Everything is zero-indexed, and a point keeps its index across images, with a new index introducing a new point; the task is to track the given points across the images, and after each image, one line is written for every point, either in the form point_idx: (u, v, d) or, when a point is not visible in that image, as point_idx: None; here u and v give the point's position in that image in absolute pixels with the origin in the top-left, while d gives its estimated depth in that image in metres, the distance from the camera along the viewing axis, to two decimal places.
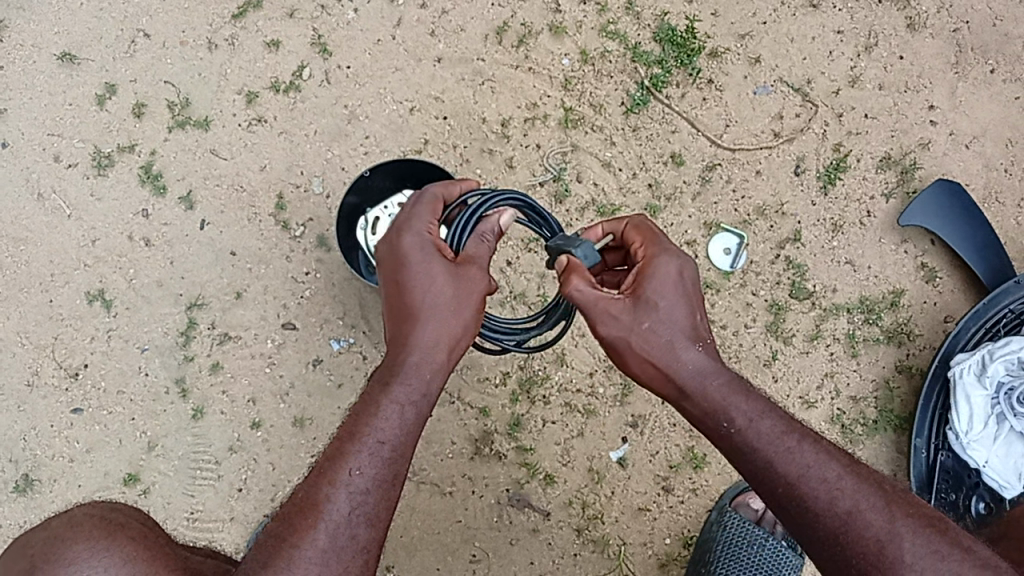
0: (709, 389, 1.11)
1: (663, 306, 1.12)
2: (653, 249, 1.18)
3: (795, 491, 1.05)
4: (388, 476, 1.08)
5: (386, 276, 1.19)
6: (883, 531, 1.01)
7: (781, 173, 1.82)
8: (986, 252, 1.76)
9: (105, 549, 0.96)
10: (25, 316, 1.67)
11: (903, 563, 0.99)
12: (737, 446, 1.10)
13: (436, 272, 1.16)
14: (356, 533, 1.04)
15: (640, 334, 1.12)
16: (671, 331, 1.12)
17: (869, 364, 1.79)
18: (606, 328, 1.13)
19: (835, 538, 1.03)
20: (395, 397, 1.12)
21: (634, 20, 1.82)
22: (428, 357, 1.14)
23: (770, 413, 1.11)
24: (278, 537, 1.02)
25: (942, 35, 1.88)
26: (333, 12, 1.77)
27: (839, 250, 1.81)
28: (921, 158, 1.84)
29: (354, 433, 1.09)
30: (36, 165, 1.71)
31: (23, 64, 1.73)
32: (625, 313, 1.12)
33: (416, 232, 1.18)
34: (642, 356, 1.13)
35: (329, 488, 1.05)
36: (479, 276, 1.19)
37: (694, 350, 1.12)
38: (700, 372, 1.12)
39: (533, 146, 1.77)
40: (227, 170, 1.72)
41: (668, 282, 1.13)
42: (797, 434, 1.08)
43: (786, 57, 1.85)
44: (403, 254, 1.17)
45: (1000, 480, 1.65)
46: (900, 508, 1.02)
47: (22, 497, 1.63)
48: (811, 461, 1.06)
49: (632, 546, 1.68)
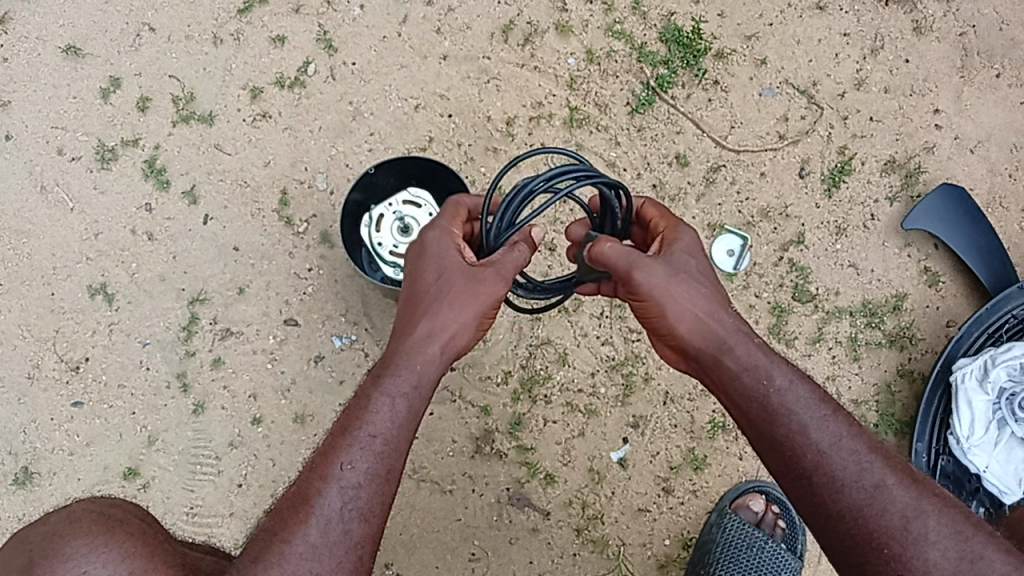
0: (745, 337, 1.15)
1: (696, 262, 1.21)
2: (671, 223, 1.29)
3: (823, 461, 1.05)
4: (381, 470, 1.07)
5: (408, 267, 1.25)
6: (910, 507, 1.00)
7: (785, 176, 1.81)
8: (989, 257, 1.75)
9: (103, 545, 0.95)
10: (27, 308, 1.68)
11: (927, 540, 0.98)
12: (773, 406, 1.09)
13: (451, 263, 1.20)
14: (348, 528, 1.03)
15: (675, 283, 1.16)
16: (706, 285, 1.18)
17: (871, 368, 1.78)
18: (645, 275, 1.16)
19: (860, 510, 1.01)
20: (386, 390, 1.12)
21: (641, 19, 1.81)
22: (423, 345, 1.16)
23: (804, 382, 1.12)
24: (269, 532, 1.01)
25: (948, 40, 1.88)
26: (339, 8, 1.77)
27: (842, 253, 1.81)
28: (926, 162, 1.84)
29: (346, 429, 1.09)
30: (39, 157, 1.71)
31: (28, 57, 1.73)
32: (660, 263, 1.18)
33: (438, 229, 1.25)
34: (683, 301, 1.15)
35: (321, 483, 1.04)
36: (495, 276, 1.19)
37: (728, 306, 1.18)
38: (733, 324, 1.16)
39: (538, 145, 1.77)
40: (231, 165, 1.72)
41: (693, 246, 1.23)
42: (830, 406, 1.10)
43: (793, 59, 1.85)
44: (425, 248, 1.24)
45: (1000, 485, 1.66)
46: (924, 488, 1.03)
47: (22, 489, 1.64)
48: (843, 432, 1.07)
49: (630, 547, 1.68)
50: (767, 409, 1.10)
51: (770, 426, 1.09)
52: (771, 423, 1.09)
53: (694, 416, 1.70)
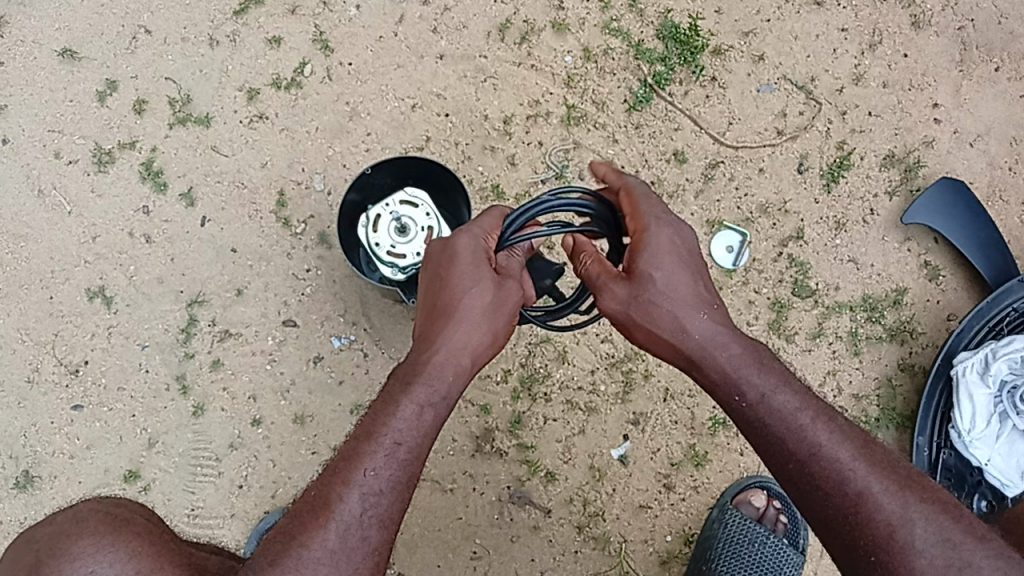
0: (716, 355, 1.13)
1: (660, 272, 1.14)
2: (642, 215, 1.19)
3: (807, 469, 1.05)
4: (404, 478, 1.07)
5: (432, 268, 1.22)
6: (895, 515, 0.99)
7: (784, 171, 1.81)
8: (989, 251, 1.75)
9: (110, 544, 0.95)
10: (26, 312, 1.67)
11: (912, 549, 0.97)
12: (748, 418, 1.10)
13: (481, 273, 1.18)
14: (367, 534, 1.04)
15: (637, 308, 1.15)
16: (673, 303, 1.14)
17: (872, 362, 1.78)
18: (608, 302, 1.17)
19: (843, 517, 1.02)
20: (416, 398, 1.12)
21: (637, 17, 1.81)
22: (452, 358, 1.15)
23: (785, 389, 1.10)
24: (289, 534, 1.03)
25: (946, 33, 1.87)
26: (335, 9, 1.77)
27: (841, 248, 1.80)
28: (925, 156, 1.84)
29: (370, 434, 1.09)
30: (37, 162, 1.71)
31: (24, 61, 1.73)
32: (623, 289, 1.16)
33: (471, 235, 1.20)
34: (646, 327, 1.15)
35: (343, 488, 1.05)
36: (517, 286, 1.20)
37: (701, 317, 1.14)
38: (708, 340, 1.13)
39: (536, 143, 1.76)
40: (228, 167, 1.72)
41: (664, 251, 1.15)
42: (810, 412, 1.08)
43: (790, 55, 1.84)
44: (454, 252, 1.20)
45: (1003, 478, 1.64)
46: (913, 492, 1.01)
47: (22, 493, 1.63)
48: (824, 441, 1.05)
49: (632, 543, 1.67)
50: (747, 421, 1.10)
51: (753, 436, 1.10)
52: (754, 432, 1.10)
53: (695, 413, 1.70)
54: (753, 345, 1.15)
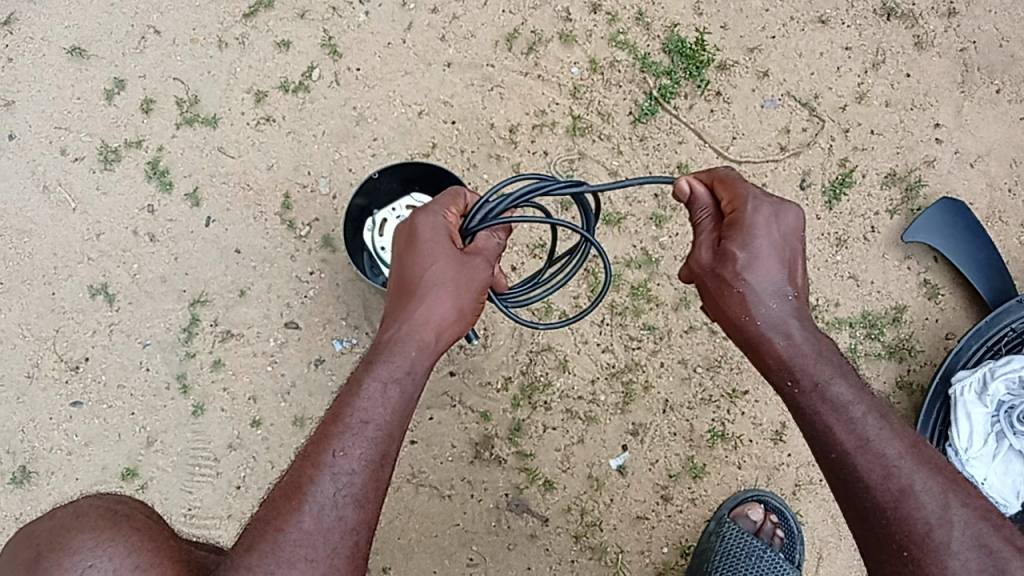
0: (769, 332, 1.15)
1: (749, 253, 1.16)
2: (743, 211, 1.18)
3: (848, 460, 1.07)
4: (376, 457, 1.09)
5: (397, 253, 1.26)
6: (935, 515, 1.02)
7: (786, 187, 1.82)
8: (988, 271, 1.76)
9: (109, 538, 0.95)
10: (27, 307, 1.67)
11: (949, 550, 1.00)
12: (800, 405, 1.12)
13: (442, 251, 1.22)
14: (343, 515, 1.04)
15: (707, 281, 1.21)
16: (750, 288, 1.16)
17: (870, 379, 1.79)
18: (692, 261, 1.24)
19: (883, 510, 1.04)
20: (378, 376, 1.15)
21: (644, 30, 1.82)
22: (415, 335, 1.19)
23: (842, 380, 1.12)
24: (262, 521, 1.04)
25: (949, 54, 1.89)
26: (345, 14, 1.78)
27: (842, 265, 1.81)
28: (926, 175, 1.85)
29: (338, 415, 1.11)
30: (43, 157, 1.72)
31: (33, 57, 1.74)
32: (705, 257, 1.22)
33: (431, 214, 1.25)
34: (711, 298, 1.21)
35: (314, 470, 1.06)
36: (481, 265, 1.25)
37: (773, 307, 1.16)
38: (773, 322, 1.16)
39: (541, 153, 1.78)
40: (234, 168, 1.72)
41: (754, 242, 1.16)
42: (863, 406, 1.09)
43: (795, 72, 1.86)
44: (416, 232, 1.24)
45: (1000, 498, 1.66)
46: (958, 496, 1.03)
47: (19, 488, 1.63)
48: (872, 435, 1.07)
49: (629, 554, 1.67)
50: (795, 405, 1.13)
51: (800, 422, 1.12)
52: (800, 417, 1.12)
53: (694, 424, 1.70)
54: (816, 333, 1.16)
